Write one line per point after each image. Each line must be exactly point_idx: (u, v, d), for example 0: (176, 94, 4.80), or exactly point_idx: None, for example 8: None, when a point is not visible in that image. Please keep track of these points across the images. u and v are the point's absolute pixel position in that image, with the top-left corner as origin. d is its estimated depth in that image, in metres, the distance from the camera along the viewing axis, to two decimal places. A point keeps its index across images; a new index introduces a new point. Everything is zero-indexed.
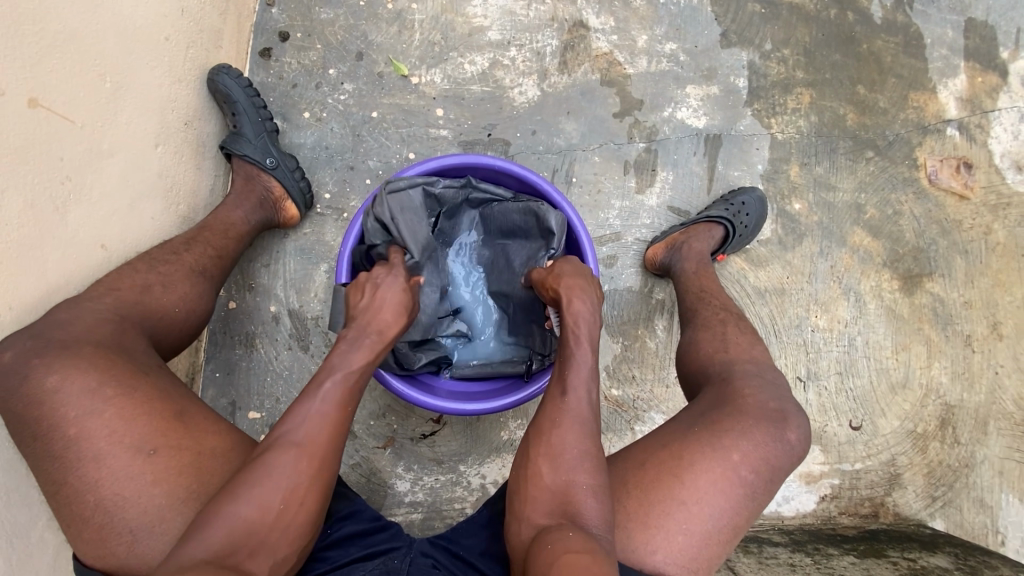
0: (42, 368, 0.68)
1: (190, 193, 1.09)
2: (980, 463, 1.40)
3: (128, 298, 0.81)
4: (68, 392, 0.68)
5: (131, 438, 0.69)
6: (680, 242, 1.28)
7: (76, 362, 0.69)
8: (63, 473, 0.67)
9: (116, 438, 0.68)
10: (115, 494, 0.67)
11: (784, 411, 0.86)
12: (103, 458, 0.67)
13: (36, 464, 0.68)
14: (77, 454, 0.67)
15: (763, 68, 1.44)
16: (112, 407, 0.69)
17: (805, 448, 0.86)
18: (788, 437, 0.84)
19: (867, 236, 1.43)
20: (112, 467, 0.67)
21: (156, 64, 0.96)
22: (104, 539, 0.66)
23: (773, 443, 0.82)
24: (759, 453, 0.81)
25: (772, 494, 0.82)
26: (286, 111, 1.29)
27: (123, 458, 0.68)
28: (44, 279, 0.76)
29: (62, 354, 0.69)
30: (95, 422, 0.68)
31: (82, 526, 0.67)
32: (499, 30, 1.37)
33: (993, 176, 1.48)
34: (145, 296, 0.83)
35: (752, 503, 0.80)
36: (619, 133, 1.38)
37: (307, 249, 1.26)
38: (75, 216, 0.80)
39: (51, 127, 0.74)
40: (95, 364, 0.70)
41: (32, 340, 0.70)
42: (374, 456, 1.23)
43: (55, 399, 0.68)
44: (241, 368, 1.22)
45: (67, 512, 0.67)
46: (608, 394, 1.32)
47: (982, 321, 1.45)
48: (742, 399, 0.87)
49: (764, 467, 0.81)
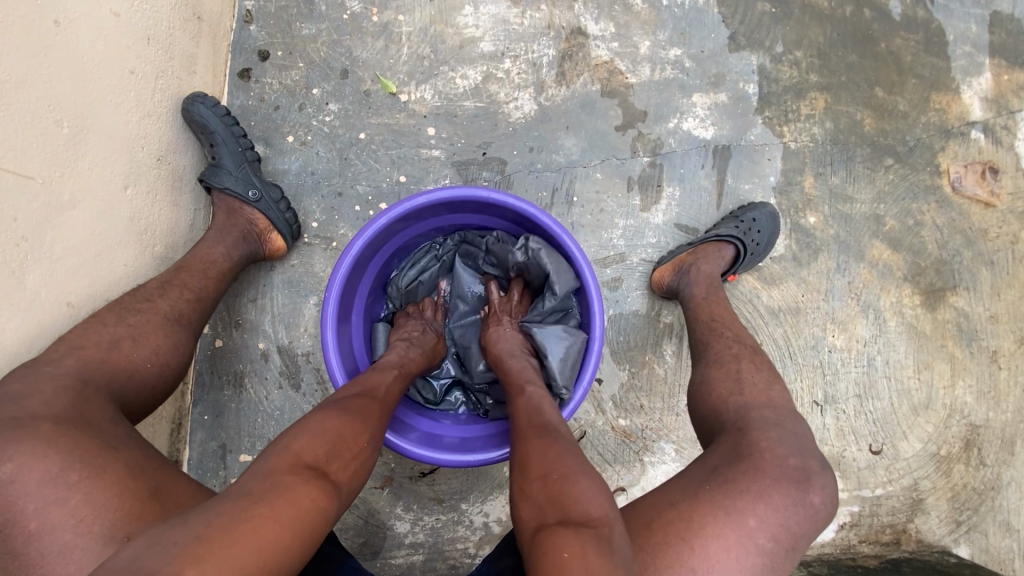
0: None
1: (167, 233, 1.02)
2: (1007, 485, 1.34)
3: (92, 359, 0.75)
4: (26, 481, 0.61)
5: (100, 527, 0.61)
6: (688, 264, 1.20)
7: (36, 444, 0.63)
8: (23, 574, 0.59)
9: (82, 528, 0.60)
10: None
11: (806, 470, 0.79)
12: (68, 554, 0.59)
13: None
14: (38, 552, 0.59)
15: (775, 72, 1.35)
16: (78, 493, 0.62)
17: (831, 511, 0.80)
18: (809, 500, 0.77)
19: (887, 249, 1.35)
20: (79, 565, 0.59)
21: (123, 101, 0.89)
22: None
23: (792, 508, 0.75)
24: (777, 518, 0.75)
25: (790, 563, 0.74)
26: (268, 135, 1.22)
27: (92, 552, 0.59)
28: (1, 349, 0.70)
29: (18, 436, 0.63)
30: (60, 511, 0.60)
31: None
32: (492, 41, 1.29)
33: (1021, 181, 1.39)
34: (114, 353, 0.78)
35: (769, 574, 0.72)
36: (622, 148, 1.30)
37: (296, 283, 1.20)
38: (33, 278, 0.74)
39: (3, 187, 0.68)
40: (56, 445, 0.63)
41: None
42: (371, 497, 1.18)
43: (10, 491, 0.60)
44: (230, 410, 1.16)
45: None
46: (615, 424, 1.26)
47: (1009, 336, 1.37)
48: (761, 454, 0.79)
49: (782, 534, 0.74)
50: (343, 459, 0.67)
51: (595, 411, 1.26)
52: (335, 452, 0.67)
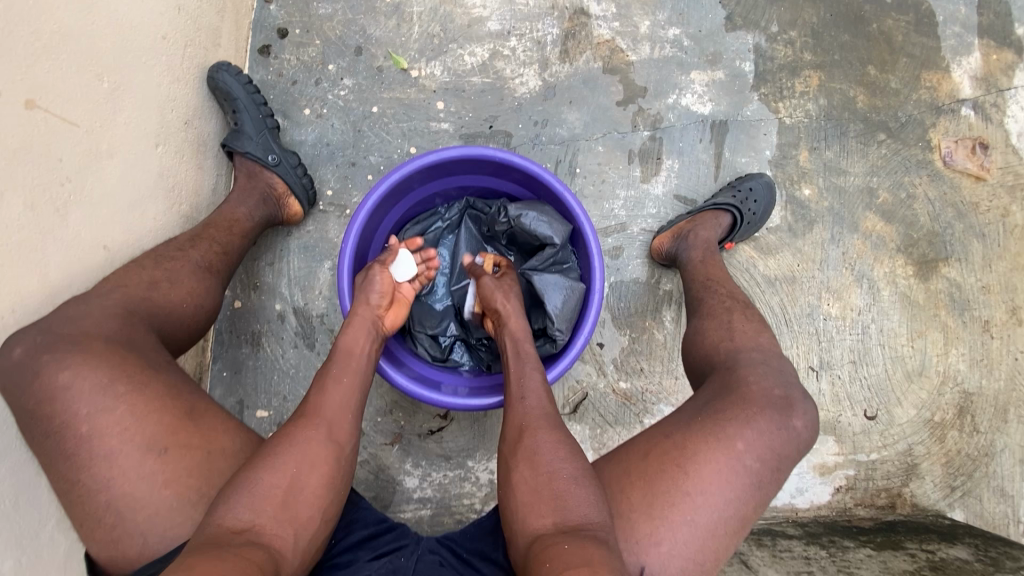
0: (54, 364, 0.68)
1: (192, 193, 1.08)
2: (1000, 452, 1.36)
3: (139, 294, 0.81)
4: (79, 388, 0.67)
5: (141, 436, 0.68)
6: (687, 231, 1.25)
7: (87, 358, 0.69)
8: (74, 471, 0.67)
9: (128, 435, 0.68)
10: (125, 494, 0.67)
11: (790, 398, 0.85)
12: (114, 456, 0.67)
13: (48, 462, 0.67)
14: (88, 452, 0.67)
15: (770, 51, 1.41)
16: (123, 404, 0.68)
17: (812, 436, 0.84)
18: (791, 424, 0.83)
19: (880, 221, 1.40)
20: (123, 466, 0.67)
21: (154, 63, 0.95)
22: (116, 539, 0.66)
23: (777, 431, 0.81)
24: (763, 442, 0.80)
25: (779, 482, 0.80)
26: (286, 108, 1.29)
27: (134, 456, 0.68)
28: (47, 280, 0.76)
29: (71, 352, 0.69)
30: (108, 418, 0.67)
31: (94, 526, 0.67)
32: (499, 20, 1.35)
33: (1010, 156, 1.43)
34: (153, 292, 0.83)
35: (759, 490, 0.78)
36: (623, 122, 1.36)
37: (311, 247, 1.25)
38: (75, 217, 0.80)
39: (50, 127, 0.74)
40: (105, 359, 0.70)
41: (39, 335, 0.70)
42: (381, 453, 1.23)
43: (65, 397, 0.67)
44: (248, 367, 1.22)
45: (78, 512, 0.67)
46: (616, 387, 1.30)
47: (1000, 306, 1.40)
48: (747, 387, 0.86)
49: (769, 455, 0.79)
50: (281, 517, 0.68)
51: (597, 373, 1.30)
52: (268, 510, 0.68)
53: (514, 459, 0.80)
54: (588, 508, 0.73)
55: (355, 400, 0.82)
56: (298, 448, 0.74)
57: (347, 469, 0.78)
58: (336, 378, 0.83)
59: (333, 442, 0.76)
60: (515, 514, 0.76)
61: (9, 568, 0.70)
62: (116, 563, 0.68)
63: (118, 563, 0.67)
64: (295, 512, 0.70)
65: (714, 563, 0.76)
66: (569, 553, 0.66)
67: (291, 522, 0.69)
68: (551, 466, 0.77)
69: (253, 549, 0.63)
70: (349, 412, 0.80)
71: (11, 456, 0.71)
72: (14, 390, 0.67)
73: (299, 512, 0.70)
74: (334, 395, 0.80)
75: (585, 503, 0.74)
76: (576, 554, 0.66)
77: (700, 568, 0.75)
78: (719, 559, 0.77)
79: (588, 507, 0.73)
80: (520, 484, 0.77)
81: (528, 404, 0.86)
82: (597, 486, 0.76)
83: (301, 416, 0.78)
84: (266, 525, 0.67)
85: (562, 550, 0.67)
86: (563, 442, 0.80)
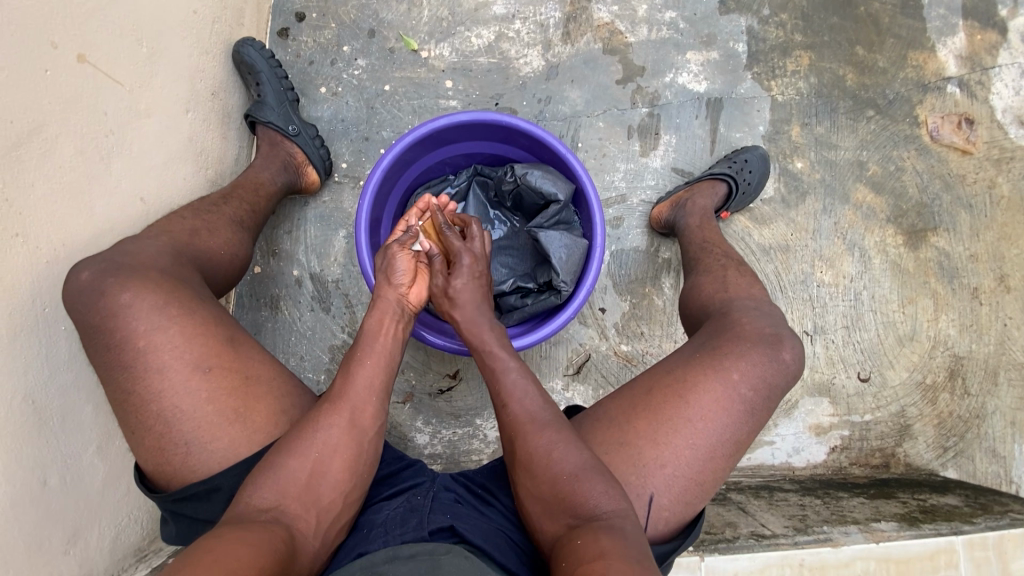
0: (116, 287, 0.77)
1: (218, 159, 1.16)
2: (992, 414, 1.40)
3: (181, 239, 0.91)
4: (138, 308, 0.77)
5: (189, 355, 0.78)
6: (684, 199, 1.31)
7: (145, 283, 0.79)
8: (130, 382, 0.77)
9: (176, 354, 0.78)
10: (174, 405, 0.77)
11: (779, 334, 0.92)
12: (165, 371, 0.77)
13: (107, 374, 0.77)
14: (143, 365, 0.77)
15: (762, 33, 1.47)
16: (175, 325, 0.78)
17: (800, 368, 0.91)
18: (782, 357, 0.89)
19: (870, 192, 1.46)
20: (171, 381, 0.77)
21: (186, 35, 1.04)
22: (163, 444, 0.77)
23: (769, 363, 0.88)
24: (755, 373, 0.87)
25: (770, 409, 0.88)
26: (304, 87, 1.36)
27: (183, 372, 0.78)
28: (94, 221, 0.85)
29: (130, 278, 0.79)
30: (161, 337, 0.77)
31: (144, 432, 0.77)
32: (503, 4, 1.42)
33: (996, 131, 1.49)
34: (194, 239, 0.92)
35: (752, 417, 0.86)
36: (622, 99, 1.42)
37: (327, 216, 1.32)
38: (117, 167, 0.89)
39: (97, 82, 0.83)
40: (160, 287, 0.80)
41: (102, 263, 0.79)
42: (394, 411, 1.29)
43: (124, 315, 0.77)
44: (267, 329, 1.28)
45: (132, 419, 0.77)
46: (617, 349, 1.35)
47: (989, 274, 1.45)
48: (741, 326, 0.92)
49: (761, 384, 0.87)
50: (302, 500, 0.75)
51: (599, 337, 1.35)
52: (290, 495, 0.74)
53: (518, 462, 0.83)
54: (600, 500, 0.76)
55: (381, 390, 0.84)
56: (322, 434, 0.78)
57: (371, 455, 0.82)
58: (364, 363, 0.85)
59: (354, 430, 0.80)
60: (531, 506, 0.81)
61: (55, 482, 0.78)
62: (163, 468, 0.78)
63: (164, 468, 0.78)
64: (315, 497, 0.75)
65: (712, 482, 0.84)
66: (583, 547, 0.71)
67: (313, 506, 0.75)
68: (563, 463, 0.80)
69: (276, 528, 0.70)
70: (374, 399, 0.83)
71: (58, 378, 0.79)
72: (77, 307, 0.77)
73: (320, 498, 0.76)
74: (359, 381, 0.83)
75: (596, 495, 0.77)
76: (589, 545, 0.70)
77: (699, 487, 0.84)
78: (716, 478, 0.85)
79: (600, 498, 0.76)
80: (533, 484, 0.80)
81: (524, 403, 0.85)
82: (611, 475, 0.79)
83: (328, 401, 0.81)
84: (288, 507, 0.74)
85: (577, 546, 0.71)
86: (573, 438, 0.82)
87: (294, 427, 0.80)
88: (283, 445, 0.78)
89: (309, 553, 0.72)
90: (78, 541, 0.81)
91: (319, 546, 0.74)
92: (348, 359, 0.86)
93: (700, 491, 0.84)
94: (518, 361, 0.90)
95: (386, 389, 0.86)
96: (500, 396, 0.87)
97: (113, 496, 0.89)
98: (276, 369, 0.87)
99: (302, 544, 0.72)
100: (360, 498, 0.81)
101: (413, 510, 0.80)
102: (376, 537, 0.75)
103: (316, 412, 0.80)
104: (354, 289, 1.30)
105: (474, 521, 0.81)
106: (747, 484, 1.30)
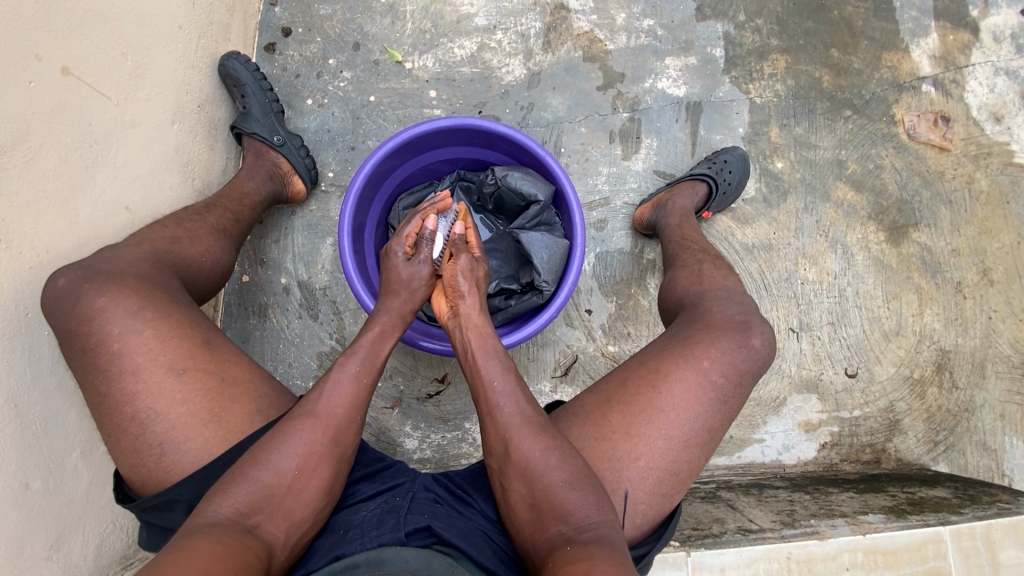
0: (92, 292, 0.79)
1: (205, 170, 1.18)
2: (981, 407, 1.40)
3: (164, 246, 0.93)
4: (114, 311, 0.79)
5: (164, 357, 0.80)
6: (665, 200, 1.33)
7: (121, 288, 0.80)
8: (106, 385, 0.78)
9: (152, 355, 0.79)
10: (148, 407, 0.78)
11: (748, 321, 0.94)
12: (140, 372, 0.78)
13: (84, 377, 0.79)
14: (118, 367, 0.78)
15: (739, 38, 1.50)
16: (150, 327, 0.80)
17: (770, 352, 0.93)
18: (750, 343, 0.91)
19: (850, 190, 1.48)
20: (147, 383, 0.78)
21: (172, 49, 1.07)
22: (139, 447, 0.78)
23: (738, 349, 0.90)
24: (726, 359, 0.89)
25: (743, 395, 0.89)
26: (290, 99, 1.39)
27: (157, 374, 0.79)
28: (78, 229, 0.87)
29: (108, 283, 0.80)
30: (136, 339, 0.79)
31: (120, 435, 0.78)
32: (485, 16, 1.45)
33: (972, 128, 1.51)
34: (176, 247, 0.94)
35: (724, 404, 0.87)
36: (603, 105, 1.45)
37: (314, 225, 1.34)
38: (102, 176, 0.91)
39: (81, 94, 0.86)
40: (137, 291, 0.81)
41: (81, 270, 0.81)
42: (382, 416, 1.29)
43: (101, 319, 0.78)
44: (255, 337, 1.29)
45: (108, 422, 0.79)
46: (605, 350, 1.36)
47: (971, 268, 1.46)
48: (710, 313, 0.95)
49: (731, 370, 0.88)
50: (273, 514, 0.75)
51: (585, 338, 1.36)
52: (264, 507, 0.75)
53: (510, 472, 0.82)
54: (589, 509, 0.76)
55: (360, 402, 0.85)
56: (300, 447, 0.78)
57: (344, 469, 0.83)
58: (350, 376, 0.85)
59: (333, 445, 0.81)
60: (520, 515, 0.80)
61: (38, 486, 0.79)
62: (137, 471, 0.79)
63: (139, 471, 0.78)
64: (287, 511, 0.76)
65: (688, 472, 0.85)
66: (573, 554, 0.71)
67: (284, 519, 0.75)
68: (554, 473, 0.79)
69: (249, 539, 0.71)
70: (354, 412, 0.84)
71: (42, 382, 0.81)
72: (54, 312, 0.78)
73: (293, 511, 0.76)
74: (341, 393, 0.83)
75: (585, 506, 0.77)
76: (577, 553, 0.71)
77: (675, 478, 0.84)
78: (692, 469, 0.86)
79: (589, 508, 0.77)
80: (524, 493, 0.80)
81: (517, 409, 0.85)
82: (599, 485, 0.80)
83: (306, 413, 0.81)
84: (260, 520, 0.74)
85: (567, 552, 0.72)
86: (564, 446, 0.82)
87: (269, 433, 0.80)
88: (258, 454, 0.77)
89: (279, 564, 0.73)
90: (60, 547, 0.82)
91: (287, 557, 0.75)
92: (332, 368, 0.86)
93: (676, 482, 0.85)
94: (504, 357, 0.90)
95: (366, 402, 0.86)
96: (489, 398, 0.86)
97: (97, 503, 0.90)
98: (253, 371, 0.88)
99: (272, 557, 0.72)
100: (327, 513, 0.81)
101: (391, 511, 0.80)
102: (352, 539, 0.75)
103: (294, 423, 0.79)
104: (341, 296, 1.31)
105: (452, 520, 0.81)
106: (738, 482, 1.29)
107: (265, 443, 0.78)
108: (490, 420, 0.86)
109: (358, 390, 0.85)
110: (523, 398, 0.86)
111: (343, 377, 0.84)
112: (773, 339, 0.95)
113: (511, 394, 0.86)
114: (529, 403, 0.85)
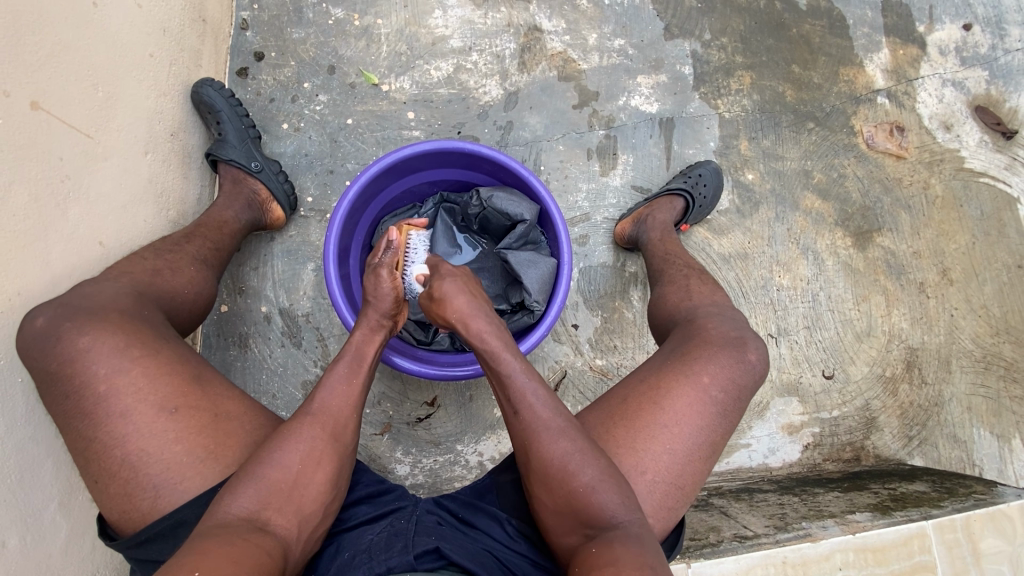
0: (74, 331, 0.76)
1: (179, 200, 1.17)
2: (949, 401, 1.46)
3: (143, 280, 0.89)
4: (99, 350, 0.76)
5: (154, 396, 0.77)
6: (645, 215, 1.36)
7: (105, 327, 0.77)
8: (92, 429, 0.75)
9: (142, 396, 0.76)
10: (138, 450, 0.75)
11: (744, 337, 0.98)
12: (129, 414, 0.75)
13: (68, 423, 0.75)
14: (105, 410, 0.75)
15: (706, 55, 1.55)
16: (138, 367, 0.77)
17: (766, 368, 0.97)
18: (747, 358, 0.95)
19: (817, 199, 1.54)
20: (137, 424, 0.75)
21: (143, 79, 1.07)
22: (131, 492, 0.74)
23: (736, 364, 0.93)
24: (724, 374, 0.92)
25: (740, 410, 0.92)
26: (266, 124, 1.37)
27: (148, 415, 0.76)
28: (49, 268, 0.84)
29: (89, 320, 0.77)
30: (124, 379, 0.76)
31: (110, 481, 0.75)
32: (459, 38, 1.46)
33: (925, 137, 1.59)
34: (157, 279, 0.91)
35: (725, 418, 0.90)
36: (580, 123, 1.47)
37: (294, 250, 1.31)
38: (74, 211, 0.89)
39: (50, 126, 0.85)
40: (121, 328, 0.78)
41: (57, 308, 0.78)
42: (373, 443, 1.27)
43: (85, 358, 0.75)
44: (236, 368, 1.26)
45: (95, 468, 0.75)
46: (592, 364, 1.37)
47: (932, 269, 1.54)
48: (707, 330, 0.99)
49: (730, 386, 0.91)
50: (283, 509, 0.73)
51: (574, 353, 1.37)
52: (272, 503, 0.73)
53: (533, 475, 0.82)
54: (616, 510, 0.77)
55: (359, 404, 0.85)
56: (302, 446, 0.78)
57: (346, 469, 0.83)
58: (344, 378, 0.85)
59: (335, 442, 0.81)
60: (545, 517, 0.81)
61: (15, 544, 0.74)
62: (129, 516, 0.75)
63: (130, 517, 0.75)
64: (296, 506, 0.74)
65: (692, 485, 0.87)
66: (599, 558, 0.71)
67: (294, 514, 0.74)
68: (579, 475, 0.78)
69: (260, 537, 0.69)
70: (353, 412, 0.84)
71: (14, 433, 0.77)
72: (35, 355, 0.75)
73: (302, 506, 0.75)
74: (339, 394, 0.84)
75: (611, 505, 0.77)
76: (604, 557, 0.71)
77: (681, 491, 0.86)
78: (695, 482, 0.87)
79: (615, 508, 0.77)
80: (547, 496, 0.80)
81: (535, 409, 0.82)
82: (625, 483, 0.80)
83: (305, 414, 0.81)
84: (270, 515, 0.72)
85: (593, 556, 0.72)
86: (588, 446, 0.81)
87: (269, 436, 0.80)
88: (263, 454, 0.76)
89: (292, 560, 0.72)
90: None
91: (298, 555, 0.74)
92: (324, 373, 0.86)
93: (682, 495, 0.86)
94: (522, 360, 0.85)
95: (362, 403, 0.87)
96: (509, 400, 0.84)
97: (77, 555, 0.86)
98: (247, 406, 0.85)
99: (285, 553, 0.71)
100: (335, 510, 0.81)
101: (397, 534, 0.79)
102: (361, 563, 0.74)
103: (295, 423, 0.79)
104: (325, 321, 1.29)
105: (459, 542, 0.80)
106: (728, 488, 1.32)
107: (269, 443, 0.77)
108: (512, 421, 0.84)
109: (353, 390, 0.85)
110: (546, 403, 0.82)
111: (335, 381, 0.85)
112: (767, 354, 0.98)
113: (529, 395, 0.82)
114: (546, 402, 0.82)
